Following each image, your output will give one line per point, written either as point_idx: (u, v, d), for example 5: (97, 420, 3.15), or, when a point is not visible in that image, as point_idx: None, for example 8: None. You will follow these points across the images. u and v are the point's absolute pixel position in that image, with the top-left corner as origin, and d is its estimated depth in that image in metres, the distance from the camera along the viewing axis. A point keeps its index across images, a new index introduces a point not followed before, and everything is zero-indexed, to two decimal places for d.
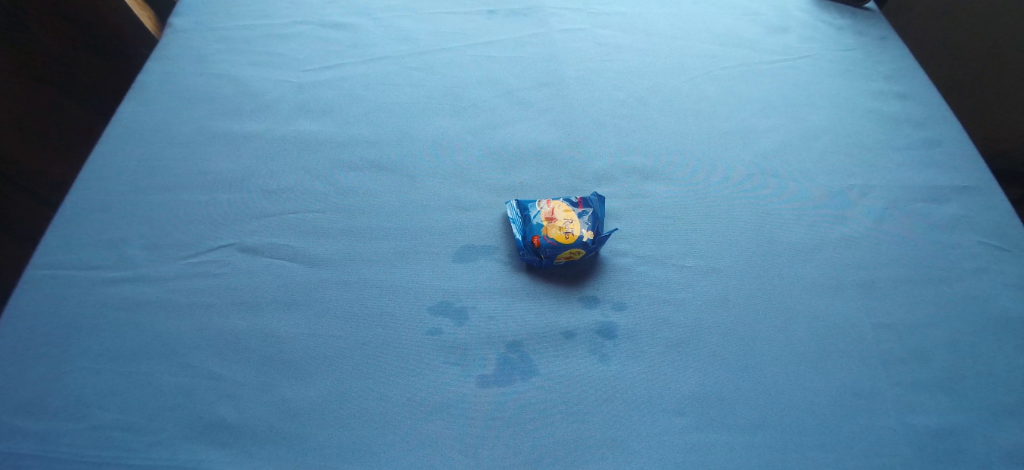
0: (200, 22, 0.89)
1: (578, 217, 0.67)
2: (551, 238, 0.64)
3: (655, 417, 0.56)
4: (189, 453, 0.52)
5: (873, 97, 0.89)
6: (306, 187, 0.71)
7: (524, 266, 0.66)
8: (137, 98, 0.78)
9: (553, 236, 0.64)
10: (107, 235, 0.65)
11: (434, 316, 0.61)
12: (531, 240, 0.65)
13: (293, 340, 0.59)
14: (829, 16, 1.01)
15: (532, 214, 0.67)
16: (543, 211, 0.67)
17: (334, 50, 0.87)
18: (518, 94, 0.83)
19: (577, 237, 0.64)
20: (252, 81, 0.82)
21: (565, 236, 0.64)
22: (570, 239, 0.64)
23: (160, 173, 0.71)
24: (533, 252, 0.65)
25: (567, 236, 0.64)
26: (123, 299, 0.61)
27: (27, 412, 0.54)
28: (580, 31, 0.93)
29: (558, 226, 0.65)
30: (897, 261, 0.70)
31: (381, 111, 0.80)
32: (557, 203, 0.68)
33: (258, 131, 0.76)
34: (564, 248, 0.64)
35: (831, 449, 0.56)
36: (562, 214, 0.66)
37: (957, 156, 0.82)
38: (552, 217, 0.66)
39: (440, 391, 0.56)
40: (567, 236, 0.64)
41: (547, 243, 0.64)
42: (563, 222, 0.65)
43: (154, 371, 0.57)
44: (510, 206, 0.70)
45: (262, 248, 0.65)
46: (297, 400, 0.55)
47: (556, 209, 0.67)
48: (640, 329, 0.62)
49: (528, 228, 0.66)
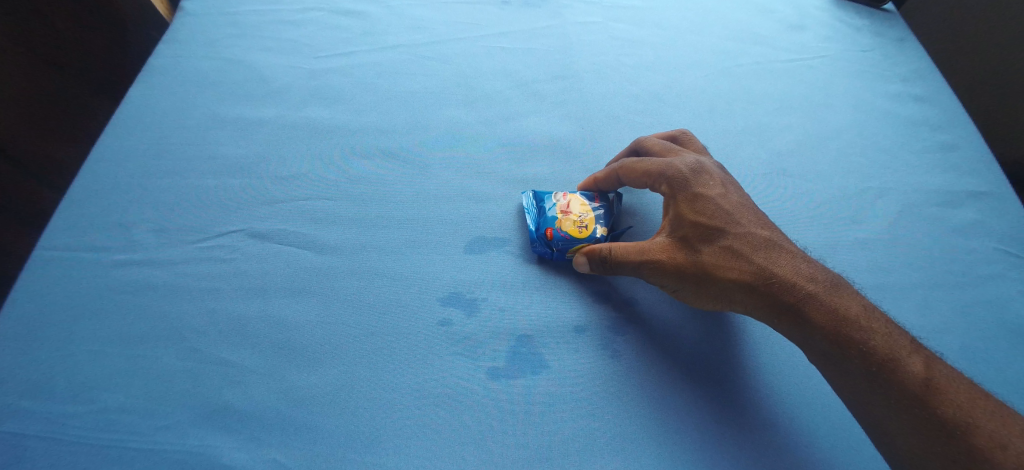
0: (210, 6, 0.89)
1: (593, 211, 0.66)
2: (564, 232, 0.64)
3: (661, 415, 0.56)
4: (195, 438, 0.53)
5: (891, 99, 0.87)
6: (315, 174, 0.71)
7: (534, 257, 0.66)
8: (146, 82, 0.78)
9: (566, 229, 0.64)
10: (115, 219, 0.66)
11: (443, 307, 0.61)
12: (544, 233, 0.64)
13: (302, 327, 0.59)
14: (850, 15, 0.99)
15: (546, 207, 0.66)
16: (558, 203, 0.66)
17: (346, 37, 0.86)
18: (530, 87, 0.83)
19: (590, 232, 0.64)
20: (263, 67, 0.82)
21: (579, 230, 0.64)
22: (582, 233, 0.64)
23: (168, 157, 0.71)
24: (543, 243, 0.65)
25: (580, 231, 0.64)
26: (131, 282, 0.61)
27: (33, 395, 0.54)
28: (594, 24, 0.92)
29: (572, 219, 0.65)
30: (910, 265, 0.69)
31: (393, 100, 0.79)
32: (572, 196, 0.67)
33: (268, 117, 0.76)
34: (577, 242, 0.64)
35: (836, 453, 0.56)
36: (577, 207, 0.66)
37: (974, 160, 0.81)
38: (567, 209, 0.65)
39: (446, 382, 0.56)
40: (580, 230, 0.64)
41: (560, 235, 0.64)
42: (577, 216, 0.65)
43: (161, 356, 0.57)
44: (525, 197, 0.69)
45: (271, 235, 0.66)
46: (305, 387, 0.56)
47: (572, 202, 0.66)
48: (649, 326, 0.62)
49: (541, 220, 0.65)
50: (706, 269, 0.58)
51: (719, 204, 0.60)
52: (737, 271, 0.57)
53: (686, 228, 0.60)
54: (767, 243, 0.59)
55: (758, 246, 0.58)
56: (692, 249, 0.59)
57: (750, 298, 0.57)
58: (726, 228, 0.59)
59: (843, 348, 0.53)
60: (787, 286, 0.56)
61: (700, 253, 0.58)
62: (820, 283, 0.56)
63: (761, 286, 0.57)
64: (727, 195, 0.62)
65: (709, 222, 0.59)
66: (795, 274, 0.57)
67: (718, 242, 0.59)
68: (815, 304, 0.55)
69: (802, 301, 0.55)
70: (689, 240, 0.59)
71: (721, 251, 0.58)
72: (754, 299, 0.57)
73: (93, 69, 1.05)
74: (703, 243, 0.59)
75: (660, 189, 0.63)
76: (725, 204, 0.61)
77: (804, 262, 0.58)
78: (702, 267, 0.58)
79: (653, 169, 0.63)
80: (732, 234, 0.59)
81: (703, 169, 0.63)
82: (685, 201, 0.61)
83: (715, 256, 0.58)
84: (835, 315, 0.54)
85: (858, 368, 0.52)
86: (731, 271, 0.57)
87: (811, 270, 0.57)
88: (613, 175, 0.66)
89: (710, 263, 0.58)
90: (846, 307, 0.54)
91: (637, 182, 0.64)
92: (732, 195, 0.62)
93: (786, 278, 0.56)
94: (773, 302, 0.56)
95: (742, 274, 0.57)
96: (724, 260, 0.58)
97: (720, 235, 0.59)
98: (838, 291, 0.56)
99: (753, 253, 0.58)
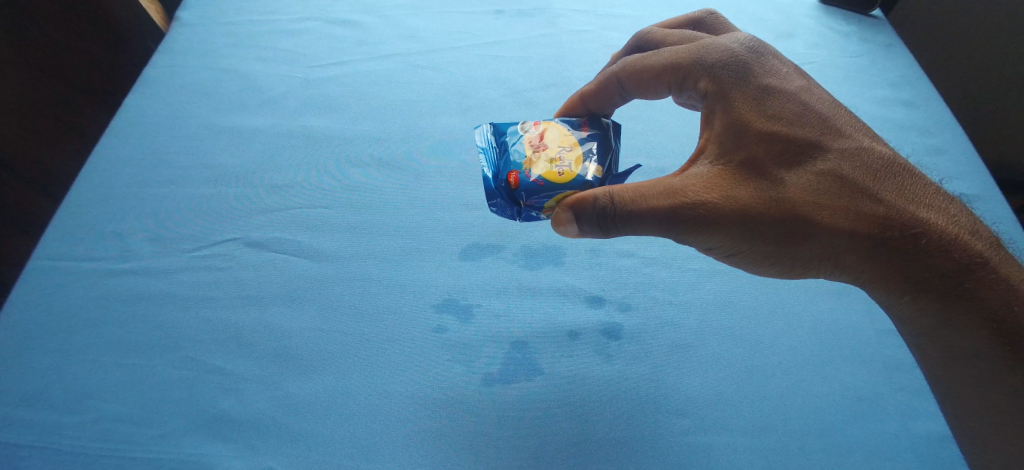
0: (207, 16, 0.89)
1: (578, 145, 0.60)
2: (537, 177, 0.58)
3: (657, 416, 0.57)
4: (191, 447, 0.53)
5: (879, 104, 0.88)
6: (310, 182, 0.71)
7: (504, 212, 0.61)
8: (142, 91, 0.79)
9: (540, 174, 0.58)
10: (110, 228, 0.66)
11: (437, 314, 0.61)
12: (510, 179, 0.58)
13: (298, 335, 0.59)
14: (838, 22, 1.00)
15: (512, 148, 0.60)
16: (527, 142, 0.60)
17: (341, 47, 0.87)
18: (524, 94, 0.83)
19: (573, 175, 0.58)
20: (258, 76, 0.82)
21: (558, 174, 0.58)
22: (564, 177, 0.57)
23: (164, 165, 0.72)
24: (509, 195, 0.59)
25: (560, 174, 0.58)
26: (126, 291, 0.61)
27: (29, 404, 0.54)
28: (588, 33, 0.93)
29: (547, 161, 0.59)
30: None
31: (387, 108, 0.80)
32: (546, 131, 0.61)
33: (263, 126, 0.76)
34: (558, 189, 0.57)
35: (832, 454, 0.56)
36: (555, 143, 0.60)
37: (962, 164, 0.82)
38: (539, 147, 0.60)
39: (442, 388, 0.56)
40: (560, 174, 0.58)
41: (532, 181, 0.57)
42: (554, 156, 0.59)
43: (156, 364, 0.57)
44: (483, 133, 0.64)
45: (266, 243, 0.66)
46: (301, 395, 0.56)
47: (545, 138, 0.61)
48: (644, 331, 0.62)
49: (506, 163, 0.60)
50: (801, 209, 0.52)
51: (807, 121, 0.55)
52: (845, 209, 0.51)
53: (770, 159, 0.53)
54: (876, 169, 0.53)
55: (877, 181, 0.52)
56: (781, 182, 0.52)
57: (859, 241, 0.51)
58: (817, 148, 0.54)
59: (991, 324, 0.48)
60: (912, 228, 0.51)
61: (789, 182, 0.53)
62: (981, 241, 0.50)
63: (881, 228, 0.51)
64: (811, 106, 0.56)
65: (802, 153, 0.54)
66: (926, 214, 0.51)
67: (820, 178, 0.52)
68: (965, 266, 0.49)
69: (953, 267, 0.49)
70: (778, 175, 0.53)
71: (818, 178, 0.52)
72: (869, 244, 0.51)
73: (87, 75, 1.01)
74: (797, 179, 0.52)
75: (702, 85, 0.59)
76: (808, 117, 0.55)
77: (953, 208, 0.52)
78: (801, 209, 0.52)
79: (691, 63, 0.59)
80: (828, 156, 0.53)
81: (769, 68, 0.58)
82: (762, 124, 0.54)
83: (818, 194, 0.52)
84: (998, 286, 0.48)
85: (1016, 371, 0.47)
86: (838, 207, 0.51)
87: (949, 212, 0.52)
88: (613, 77, 0.64)
89: (807, 197, 0.52)
90: (1007, 273, 0.49)
91: (657, 78, 0.62)
92: (818, 103, 0.56)
93: (909, 216, 0.51)
94: (898, 254, 0.51)
95: (854, 212, 0.51)
96: (827, 200, 0.52)
97: (823, 169, 0.53)
98: (997, 252, 0.50)
99: (879, 193, 0.52)
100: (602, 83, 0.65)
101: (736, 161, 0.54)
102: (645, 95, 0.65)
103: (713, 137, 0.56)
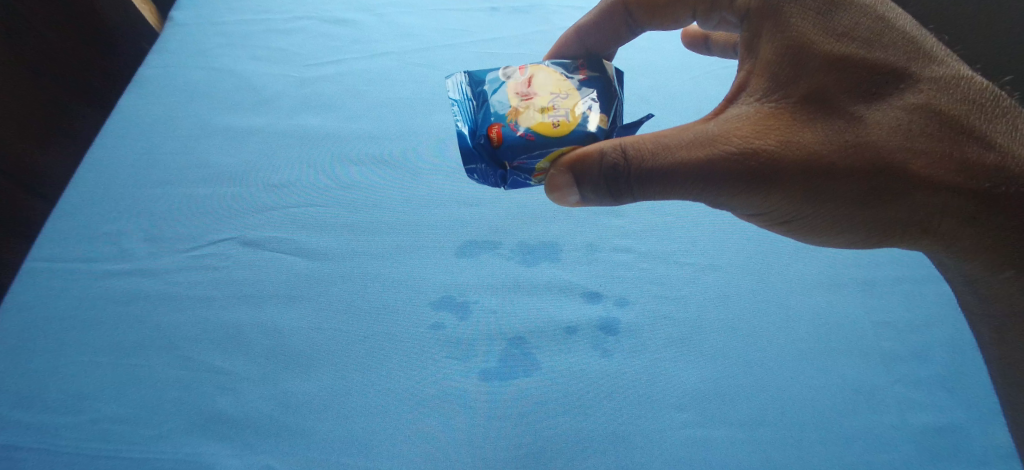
0: (201, 16, 0.89)
1: (575, 91, 0.57)
2: (529, 130, 0.53)
3: (655, 411, 0.57)
4: (190, 447, 0.53)
5: None
6: (307, 181, 0.71)
7: (485, 177, 0.56)
8: (137, 91, 0.78)
9: (530, 127, 0.54)
10: (107, 229, 0.65)
11: (434, 311, 0.61)
12: (493, 134, 0.54)
13: (294, 335, 0.59)
14: None
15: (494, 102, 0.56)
16: (516, 91, 0.56)
17: (335, 46, 0.86)
18: None
19: (570, 127, 0.54)
20: (252, 75, 0.82)
21: (553, 126, 0.54)
22: (560, 130, 0.53)
23: (159, 165, 0.71)
24: (491, 155, 0.54)
25: (556, 127, 0.54)
26: (124, 292, 0.61)
27: (28, 406, 0.54)
28: None
29: (538, 112, 0.54)
30: (898, 259, 0.68)
31: (382, 106, 0.79)
32: (536, 79, 0.57)
33: (259, 125, 0.76)
34: (553, 144, 0.53)
35: (829, 445, 0.57)
36: (547, 91, 0.56)
37: None
38: (529, 96, 0.56)
39: (438, 383, 0.57)
40: (556, 126, 0.54)
41: (522, 135, 0.53)
42: (547, 105, 0.55)
43: (154, 365, 0.57)
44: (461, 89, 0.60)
45: (263, 243, 0.65)
46: (300, 394, 0.56)
47: (535, 86, 0.57)
48: (641, 326, 0.62)
49: (490, 117, 0.55)
50: (891, 152, 0.45)
51: (886, 50, 0.48)
52: (945, 154, 0.45)
53: (847, 95, 0.47)
54: (975, 105, 0.47)
55: (977, 119, 0.46)
56: (865, 121, 0.46)
57: (956, 195, 0.46)
58: (902, 80, 0.47)
59: None
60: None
61: (871, 120, 0.46)
62: None
63: (985, 178, 0.45)
64: (887, 30, 0.50)
65: (886, 86, 0.47)
66: None
67: (916, 116, 0.46)
68: None
69: None
70: (862, 114, 0.47)
71: (908, 114, 0.46)
72: (969, 195, 0.46)
73: (81, 77, 0.97)
74: (885, 118, 0.46)
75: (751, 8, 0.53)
76: (889, 44, 0.49)
77: None
78: (892, 152, 0.45)
79: None
80: (918, 89, 0.47)
81: None
82: (834, 51, 0.48)
83: (913, 135, 0.46)
84: None
85: None
86: (936, 152, 0.45)
87: None
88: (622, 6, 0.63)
89: (894, 138, 0.46)
90: None
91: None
92: (897, 26, 0.50)
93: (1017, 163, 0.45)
94: (1000, 208, 0.46)
95: (957, 159, 0.45)
96: (921, 141, 0.45)
97: (916, 105, 0.46)
98: None
99: (981, 135, 0.46)
100: (606, 14, 0.63)
101: (798, 96, 0.47)
102: (656, 23, 0.64)
103: (765, 67, 0.50)
